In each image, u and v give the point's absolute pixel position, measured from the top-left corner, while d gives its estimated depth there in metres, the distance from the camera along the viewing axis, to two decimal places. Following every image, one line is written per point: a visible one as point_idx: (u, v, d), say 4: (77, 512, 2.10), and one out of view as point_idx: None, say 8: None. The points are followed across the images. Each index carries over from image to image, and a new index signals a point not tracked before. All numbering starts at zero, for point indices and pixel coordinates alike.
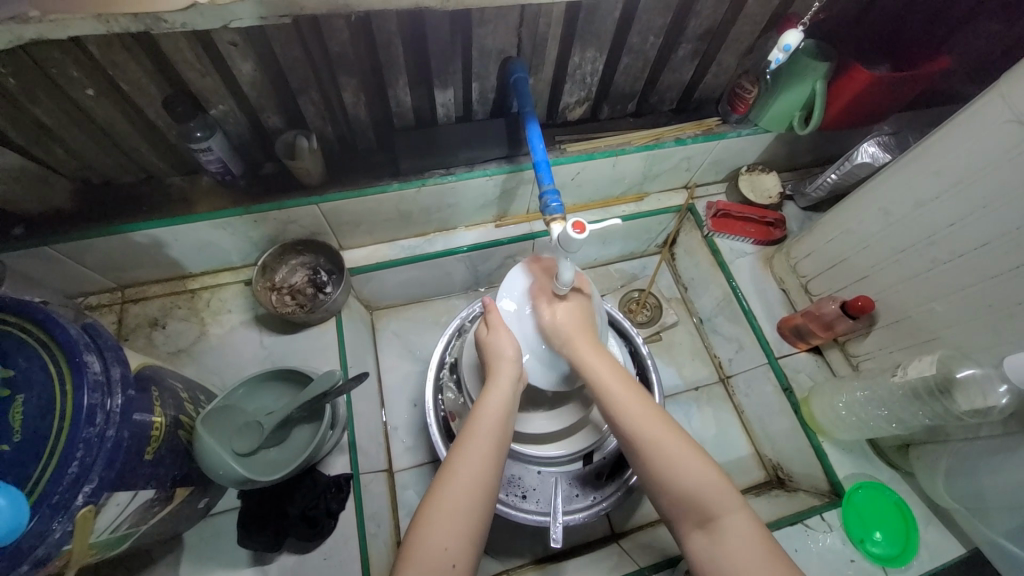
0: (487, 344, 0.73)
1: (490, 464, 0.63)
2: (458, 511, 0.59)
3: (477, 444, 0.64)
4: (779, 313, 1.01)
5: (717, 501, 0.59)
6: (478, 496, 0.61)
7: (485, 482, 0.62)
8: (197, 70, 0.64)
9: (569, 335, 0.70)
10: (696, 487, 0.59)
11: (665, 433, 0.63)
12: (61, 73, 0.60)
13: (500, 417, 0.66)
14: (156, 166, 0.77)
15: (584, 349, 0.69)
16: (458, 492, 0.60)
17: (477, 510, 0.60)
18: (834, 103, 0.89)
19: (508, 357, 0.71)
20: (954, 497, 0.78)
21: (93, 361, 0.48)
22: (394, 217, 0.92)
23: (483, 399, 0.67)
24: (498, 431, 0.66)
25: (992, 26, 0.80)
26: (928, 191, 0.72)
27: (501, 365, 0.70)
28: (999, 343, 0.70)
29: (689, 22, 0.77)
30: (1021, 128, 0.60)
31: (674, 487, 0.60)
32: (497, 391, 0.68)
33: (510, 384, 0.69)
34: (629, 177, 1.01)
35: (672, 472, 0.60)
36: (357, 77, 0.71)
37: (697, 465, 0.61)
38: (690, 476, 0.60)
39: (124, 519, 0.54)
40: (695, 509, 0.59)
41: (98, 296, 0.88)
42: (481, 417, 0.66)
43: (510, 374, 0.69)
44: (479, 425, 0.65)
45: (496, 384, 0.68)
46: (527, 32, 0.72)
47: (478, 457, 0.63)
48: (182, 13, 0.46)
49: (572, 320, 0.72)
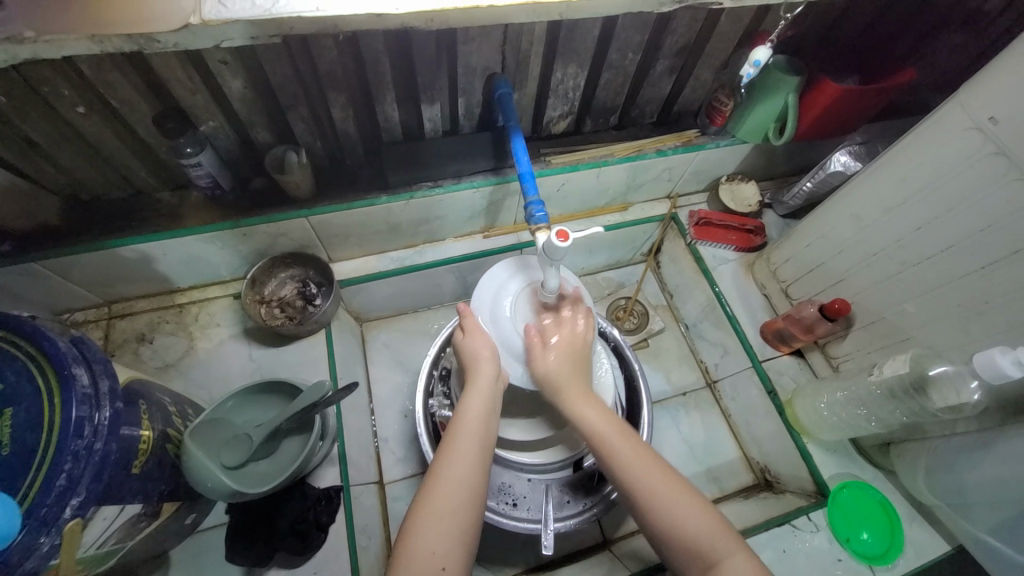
0: (463, 346, 0.74)
1: (476, 467, 0.64)
2: (446, 513, 0.60)
3: (462, 447, 0.65)
4: (762, 317, 1.04)
5: (715, 543, 0.58)
6: (468, 499, 0.62)
7: (472, 484, 0.62)
8: (188, 88, 0.66)
9: (563, 375, 0.70)
10: (693, 527, 0.59)
11: (658, 472, 0.63)
12: (52, 92, 0.61)
13: (481, 417, 0.67)
14: (146, 181, 0.78)
15: (574, 392, 0.70)
16: (446, 496, 0.61)
17: (466, 513, 0.60)
18: (806, 114, 0.92)
19: (485, 358, 0.72)
20: (935, 493, 0.80)
21: (81, 374, 0.48)
22: (383, 229, 0.94)
23: (463, 401, 0.69)
24: (482, 433, 0.67)
25: (955, 40, 0.86)
26: (895, 197, 0.76)
27: (479, 364, 0.71)
28: (969, 341, 0.73)
29: (666, 39, 0.81)
30: (980, 136, 0.63)
31: (672, 528, 0.60)
32: (477, 393, 0.69)
33: (488, 382, 0.70)
34: (613, 187, 1.04)
35: (669, 513, 0.60)
36: (345, 93, 0.72)
37: (694, 504, 0.61)
38: (688, 519, 0.60)
39: (111, 535, 0.54)
40: (693, 550, 0.58)
41: (85, 311, 0.88)
42: (464, 419, 0.67)
43: (486, 371, 0.71)
44: (462, 429, 0.66)
45: (474, 385, 0.70)
46: (511, 49, 0.75)
47: (463, 459, 0.64)
48: (176, 34, 0.47)
49: (572, 359, 0.72)
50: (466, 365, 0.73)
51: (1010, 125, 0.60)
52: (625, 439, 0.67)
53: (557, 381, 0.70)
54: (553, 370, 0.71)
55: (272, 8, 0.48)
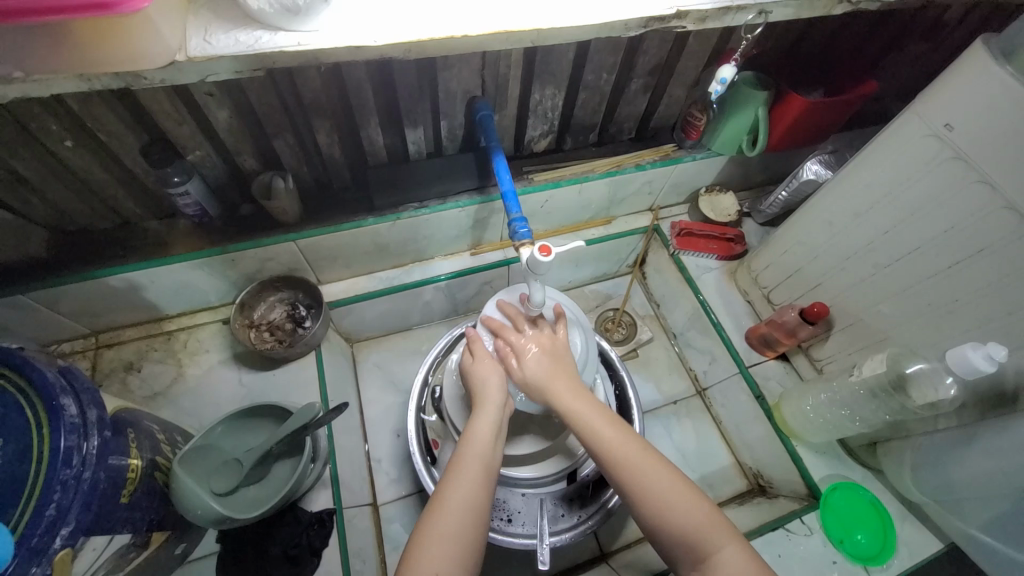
0: (472, 372, 0.74)
1: (481, 491, 0.64)
2: (452, 534, 0.59)
3: (468, 470, 0.65)
4: (746, 323, 1.06)
5: (707, 537, 0.58)
6: (472, 523, 0.61)
7: (476, 507, 0.62)
8: (175, 120, 0.67)
9: (544, 377, 0.72)
10: (685, 522, 0.59)
11: (650, 468, 0.63)
12: (41, 127, 0.62)
13: (490, 442, 0.68)
14: (133, 211, 0.79)
15: (560, 393, 0.70)
16: (452, 518, 0.61)
17: (470, 537, 0.60)
18: (777, 126, 0.96)
19: (495, 385, 0.72)
20: (923, 490, 0.81)
21: (69, 404, 0.48)
22: (371, 250, 0.95)
23: (473, 427, 0.69)
24: (489, 457, 0.67)
25: (918, 50, 0.93)
26: (863, 203, 0.79)
27: (489, 392, 0.72)
28: (943, 338, 0.76)
29: (639, 60, 0.84)
30: (937, 142, 0.67)
31: (664, 522, 0.60)
32: (486, 416, 0.70)
33: (497, 409, 0.71)
34: (596, 202, 1.07)
35: (661, 506, 0.60)
36: (330, 120, 0.75)
37: (685, 498, 0.61)
38: (679, 510, 0.60)
39: (100, 566, 0.53)
40: (689, 544, 0.58)
41: (72, 342, 0.87)
42: (470, 443, 0.67)
43: (495, 399, 0.71)
44: (470, 451, 0.66)
45: (483, 410, 0.70)
46: (489, 74, 0.78)
47: (470, 483, 0.64)
48: (163, 70, 0.50)
49: (547, 361, 0.73)
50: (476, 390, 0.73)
51: (966, 131, 0.63)
52: (618, 435, 0.67)
53: (542, 382, 0.71)
54: (541, 378, 0.72)
55: (255, 44, 0.50)
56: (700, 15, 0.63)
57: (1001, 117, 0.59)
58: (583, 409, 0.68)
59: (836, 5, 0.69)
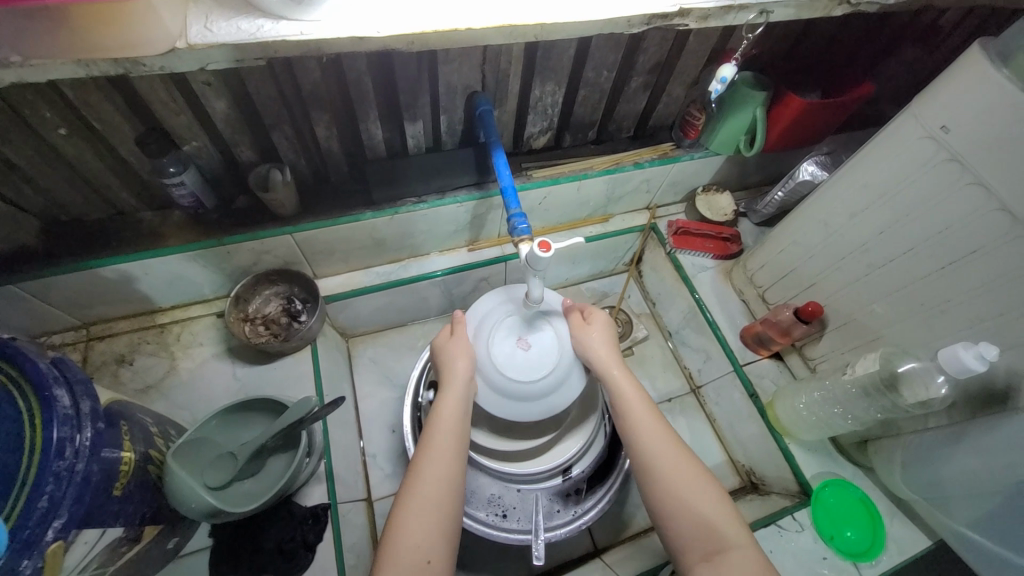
0: (444, 349, 0.76)
1: (454, 463, 0.65)
2: (426, 512, 0.60)
3: (439, 444, 0.65)
4: (741, 322, 1.07)
5: (722, 535, 0.60)
6: (442, 503, 0.61)
7: (450, 478, 0.63)
8: (171, 109, 0.66)
9: (603, 344, 0.75)
10: (705, 515, 0.61)
11: (680, 463, 0.65)
12: (33, 113, 0.61)
13: (457, 417, 0.68)
14: (127, 201, 0.78)
15: (612, 365, 0.73)
16: (428, 490, 0.61)
17: (446, 506, 0.61)
18: (774, 127, 0.96)
19: (466, 365, 0.73)
20: (912, 488, 0.83)
21: (62, 395, 0.48)
22: (368, 244, 0.95)
23: (440, 409, 0.69)
24: (458, 431, 0.67)
25: (912, 54, 0.94)
26: (858, 204, 0.80)
27: (454, 372, 0.72)
28: (934, 338, 0.77)
29: (639, 58, 0.84)
30: (932, 144, 0.67)
31: (682, 509, 0.62)
32: (452, 393, 0.70)
33: (461, 388, 0.71)
34: (594, 200, 1.07)
35: (681, 497, 0.62)
36: (329, 112, 0.74)
37: (710, 498, 0.62)
38: (698, 504, 0.62)
39: (92, 560, 0.52)
40: (704, 538, 0.60)
41: (62, 334, 0.86)
42: (440, 419, 0.68)
43: (461, 378, 0.72)
44: (439, 426, 0.67)
45: (447, 392, 0.71)
46: (490, 69, 0.77)
47: (440, 461, 0.64)
48: (162, 57, 0.49)
49: (610, 332, 0.77)
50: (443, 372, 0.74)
51: (961, 134, 0.64)
52: (650, 424, 0.68)
53: (594, 349, 0.74)
54: (603, 342, 0.75)
55: (257, 32, 0.50)
56: (702, 13, 0.63)
57: (999, 121, 0.60)
58: (630, 390, 0.71)
59: (836, 7, 0.69)
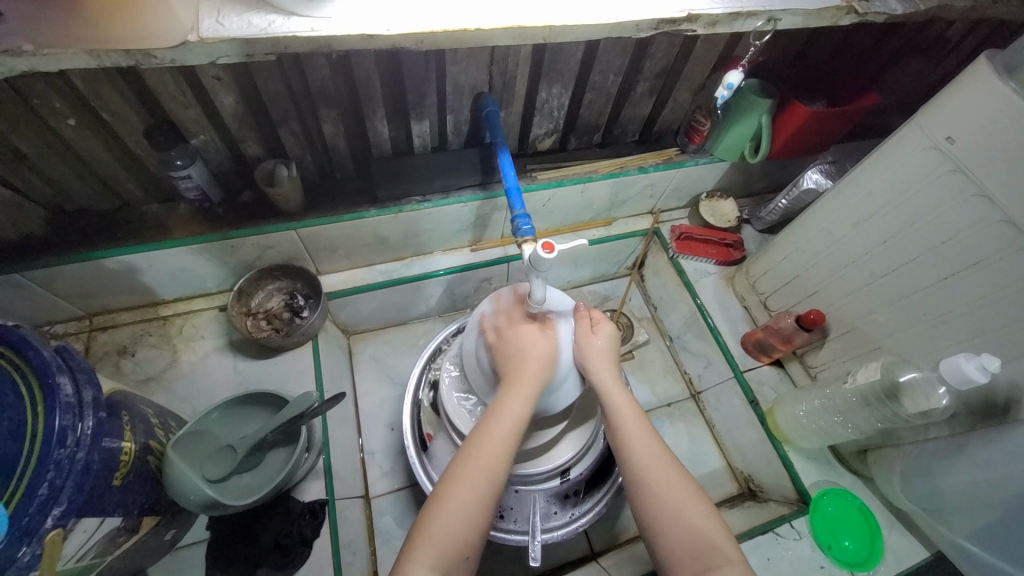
0: (507, 341, 0.72)
1: (503, 463, 0.64)
2: (472, 509, 0.60)
3: (491, 441, 0.64)
4: (742, 328, 1.07)
5: (715, 548, 0.60)
6: (483, 503, 0.61)
7: (497, 478, 0.63)
8: (181, 103, 0.67)
9: (603, 354, 0.73)
10: (696, 526, 0.61)
11: (670, 472, 0.65)
12: (43, 103, 0.61)
13: (518, 419, 0.66)
14: (133, 193, 0.78)
15: (605, 374, 0.72)
16: (473, 486, 0.61)
17: (488, 503, 0.61)
18: (779, 134, 0.96)
19: (530, 367, 0.70)
20: (912, 498, 0.82)
21: (65, 383, 0.48)
22: (372, 242, 0.95)
23: (500, 407, 0.67)
24: (516, 433, 0.66)
25: (918, 65, 0.94)
26: (862, 212, 0.80)
27: (519, 372, 0.69)
28: (936, 348, 0.77)
29: (646, 63, 0.85)
30: (938, 153, 0.67)
31: (673, 520, 0.62)
32: (518, 395, 0.67)
33: (527, 391, 0.68)
34: (598, 203, 1.07)
35: (673, 508, 0.62)
36: (337, 110, 0.74)
37: (700, 509, 0.63)
38: (692, 521, 0.62)
39: (90, 548, 0.52)
40: (696, 550, 0.60)
41: (65, 324, 0.86)
42: (500, 416, 0.66)
43: (527, 380, 0.69)
44: (498, 424, 0.65)
45: (510, 391, 0.68)
46: (497, 70, 0.78)
47: (493, 460, 0.63)
48: (174, 50, 0.49)
49: (613, 343, 0.76)
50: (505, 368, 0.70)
51: (965, 145, 0.64)
52: (643, 440, 0.68)
53: (593, 362, 0.72)
54: (606, 352, 0.74)
55: (269, 28, 0.50)
56: (710, 19, 0.64)
57: (1004, 132, 0.60)
58: (620, 398, 0.71)
59: (844, 16, 0.70)
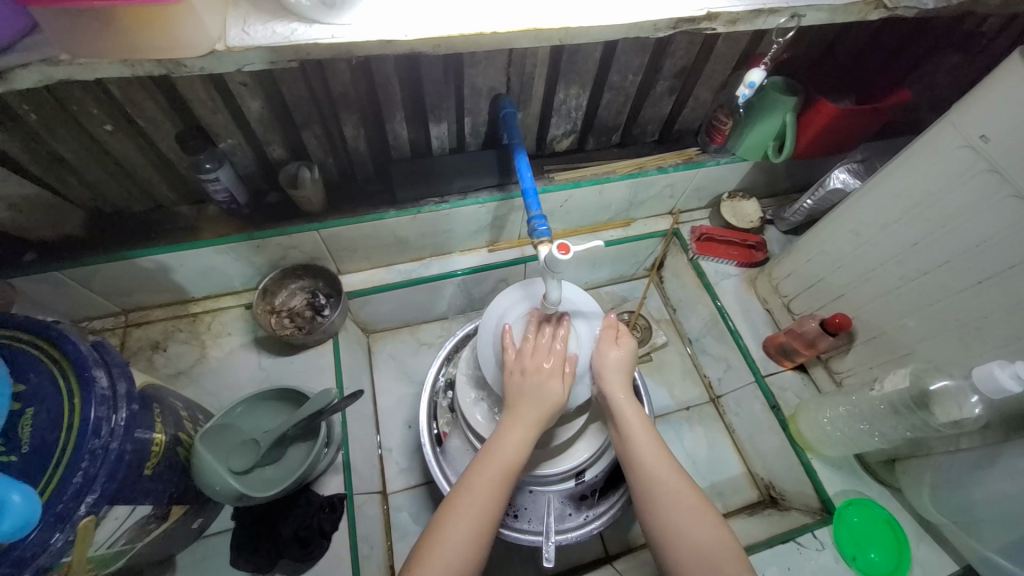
0: (512, 377, 0.71)
1: (499, 496, 0.65)
2: (465, 533, 0.62)
3: (489, 471, 0.66)
4: (764, 332, 1.04)
5: (724, 558, 0.59)
6: (484, 529, 0.63)
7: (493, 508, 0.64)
8: (210, 108, 0.70)
9: (619, 366, 0.74)
10: (706, 538, 0.61)
11: (680, 484, 0.65)
12: (81, 110, 0.65)
13: (516, 456, 0.67)
14: (166, 195, 0.82)
15: (616, 385, 0.73)
16: (472, 511, 0.63)
17: (485, 531, 0.63)
18: (804, 132, 0.94)
19: (538, 408, 0.69)
20: (941, 511, 0.79)
21: (100, 376, 0.51)
22: (391, 242, 0.97)
23: (501, 440, 0.68)
24: (514, 469, 0.67)
25: (952, 60, 0.89)
26: (891, 213, 0.77)
27: (524, 407, 0.69)
28: (969, 356, 0.74)
29: (665, 62, 0.84)
30: (971, 153, 0.65)
31: (681, 531, 0.62)
32: (517, 431, 0.69)
33: (531, 428, 0.69)
34: (616, 204, 1.06)
35: (681, 519, 0.62)
36: (357, 113, 0.76)
37: (709, 520, 0.62)
38: (701, 532, 0.61)
39: (121, 535, 0.55)
40: (703, 560, 0.60)
41: (102, 320, 0.91)
42: (499, 449, 0.67)
43: (533, 418, 0.69)
44: (498, 457, 0.67)
45: (514, 428, 0.69)
46: (515, 72, 0.78)
47: (490, 491, 0.65)
48: (201, 59, 0.51)
49: (631, 359, 0.76)
50: (510, 403, 0.71)
51: (1002, 143, 0.61)
52: (651, 454, 0.68)
53: (606, 372, 0.74)
54: (622, 365, 0.75)
55: (291, 36, 0.52)
56: (730, 17, 0.63)
57: None
58: (630, 410, 0.72)
59: (872, 10, 0.67)
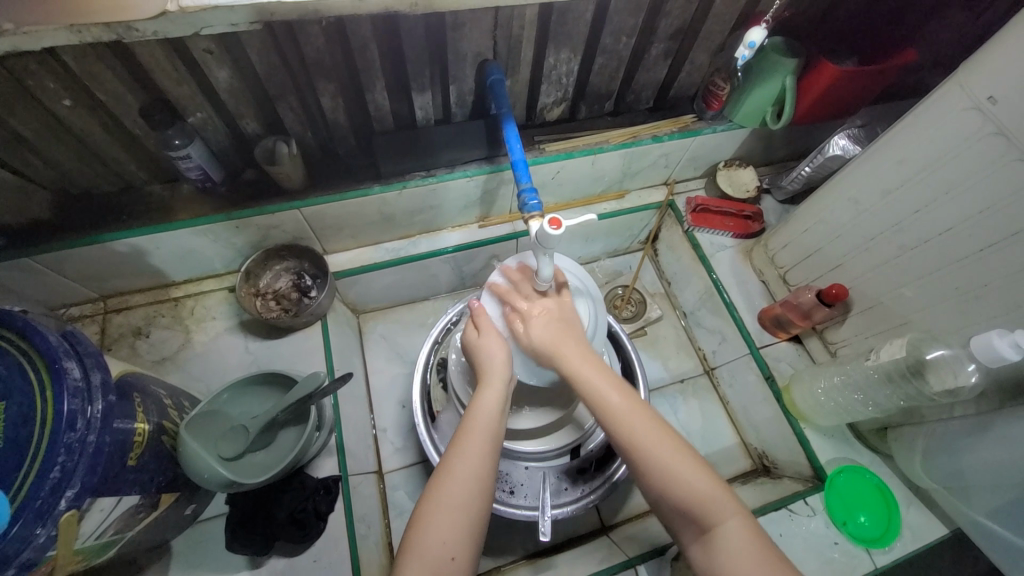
0: (476, 348, 0.71)
1: (486, 461, 0.63)
2: (454, 511, 0.59)
3: (471, 445, 0.63)
4: (760, 304, 1.03)
5: (710, 506, 0.57)
6: (469, 506, 0.60)
7: (482, 478, 0.62)
8: (174, 78, 0.65)
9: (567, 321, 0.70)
10: (690, 491, 0.58)
11: (655, 436, 0.61)
12: (37, 84, 0.60)
13: (493, 417, 0.66)
14: (136, 175, 0.78)
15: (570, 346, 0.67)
16: (459, 486, 0.60)
17: (474, 503, 0.60)
18: (805, 95, 0.90)
19: (504, 369, 0.69)
20: (932, 477, 0.80)
21: (72, 367, 0.48)
22: (377, 219, 0.93)
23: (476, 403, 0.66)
24: (494, 431, 0.65)
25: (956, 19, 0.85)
26: (893, 179, 0.74)
27: (496, 369, 0.69)
28: (967, 324, 0.73)
29: (661, 22, 0.79)
30: (980, 115, 0.62)
31: (668, 487, 0.58)
32: (491, 393, 0.67)
33: (503, 388, 0.67)
34: (609, 175, 1.03)
35: (664, 473, 0.59)
36: (334, 83, 0.71)
37: (694, 470, 0.59)
38: (685, 483, 0.58)
39: (108, 526, 0.54)
40: (692, 515, 0.57)
41: (81, 307, 0.88)
42: (476, 415, 0.65)
43: (500, 377, 0.68)
44: (474, 426, 0.64)
45: (489, 390, 0.67)
46: (502, 35, 0.73)
47: (473, 458, 0.62)
48: (153, 21, 0.47)
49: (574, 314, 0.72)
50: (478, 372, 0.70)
51: (1009, 104, 0.59)
52: (647, 431, 0.61)
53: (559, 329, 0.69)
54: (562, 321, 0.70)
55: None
56: None
57: None
58: (593, 370, 0.65)
59: None
